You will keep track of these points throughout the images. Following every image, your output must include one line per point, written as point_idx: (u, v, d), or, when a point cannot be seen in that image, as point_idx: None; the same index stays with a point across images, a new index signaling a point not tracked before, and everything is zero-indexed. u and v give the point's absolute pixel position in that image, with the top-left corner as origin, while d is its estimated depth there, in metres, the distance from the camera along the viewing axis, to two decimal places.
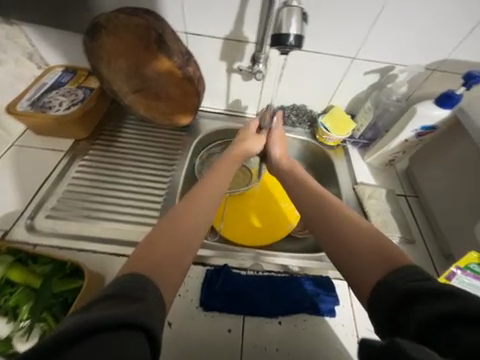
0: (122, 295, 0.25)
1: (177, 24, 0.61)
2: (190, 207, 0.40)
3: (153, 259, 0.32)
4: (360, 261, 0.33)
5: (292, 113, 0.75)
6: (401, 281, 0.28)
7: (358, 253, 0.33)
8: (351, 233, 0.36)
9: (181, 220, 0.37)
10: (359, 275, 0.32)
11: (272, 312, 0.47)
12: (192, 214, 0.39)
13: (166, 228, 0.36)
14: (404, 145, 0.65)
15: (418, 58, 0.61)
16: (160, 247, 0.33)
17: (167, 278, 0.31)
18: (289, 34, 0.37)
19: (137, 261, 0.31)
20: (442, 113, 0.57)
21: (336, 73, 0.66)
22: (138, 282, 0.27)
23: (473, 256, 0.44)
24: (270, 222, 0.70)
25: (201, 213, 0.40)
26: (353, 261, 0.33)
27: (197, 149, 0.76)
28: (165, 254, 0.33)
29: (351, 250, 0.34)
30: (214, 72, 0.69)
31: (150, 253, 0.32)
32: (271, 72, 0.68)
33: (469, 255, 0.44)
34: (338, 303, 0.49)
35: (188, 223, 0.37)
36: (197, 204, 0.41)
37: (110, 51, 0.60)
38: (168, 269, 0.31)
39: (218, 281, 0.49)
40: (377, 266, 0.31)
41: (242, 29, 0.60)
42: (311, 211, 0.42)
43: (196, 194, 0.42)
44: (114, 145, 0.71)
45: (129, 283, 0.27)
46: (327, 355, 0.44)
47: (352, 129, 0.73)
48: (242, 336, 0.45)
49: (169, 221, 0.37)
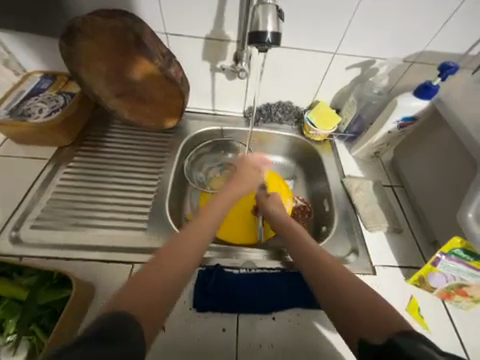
0: (113, 333, 0.25)
1: (157, 26, 0.60)
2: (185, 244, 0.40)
3: (144, 297, 0.31)
4: (349, 305, 0.32)
5: (278, 110, 0.75)
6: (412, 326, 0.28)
7: (352, 295, 0.33)
8: (344, 280, 0.35)
9: (174, 257, 0.37)
10: (349, 317, 0.31)
11: (265, 308, 0.47)
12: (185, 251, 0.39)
13: (159, 264, 0.36)
14: (388, 137, 0.66)
15: (397, 50, 0.63)
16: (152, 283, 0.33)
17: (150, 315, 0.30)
18: (266, 32, 0.37)
19: (123, 298, 0.31)
20: (422, 103, 0.58)
21: (318, 69, 0.67)
22: (124, 321, 0.27)
23: (457, 241, 0.45)
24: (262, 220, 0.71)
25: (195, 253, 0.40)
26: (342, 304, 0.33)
27: (185, 150, 0.75)
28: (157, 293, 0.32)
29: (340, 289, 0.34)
30: (198, 72, 0.69)
31: (144, 283, 0.33)
32: (254, 70, 0.68)
33: (454, 241, 0.45)
34: None
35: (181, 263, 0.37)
36: (192, 241, 0.41)
37: (88, 56, 0.59)
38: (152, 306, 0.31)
39: (210, 281, 0.49)
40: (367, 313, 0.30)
41: (222, 28, 0.60)
42: (305, 259, 0.41)
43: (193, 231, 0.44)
44: (99, 151, 0.70)
45: (112, 323, 0.26)
46: (320, 346, 0.45)
47: (337, 123, 0.74)
48: (236, 333, 0.45)
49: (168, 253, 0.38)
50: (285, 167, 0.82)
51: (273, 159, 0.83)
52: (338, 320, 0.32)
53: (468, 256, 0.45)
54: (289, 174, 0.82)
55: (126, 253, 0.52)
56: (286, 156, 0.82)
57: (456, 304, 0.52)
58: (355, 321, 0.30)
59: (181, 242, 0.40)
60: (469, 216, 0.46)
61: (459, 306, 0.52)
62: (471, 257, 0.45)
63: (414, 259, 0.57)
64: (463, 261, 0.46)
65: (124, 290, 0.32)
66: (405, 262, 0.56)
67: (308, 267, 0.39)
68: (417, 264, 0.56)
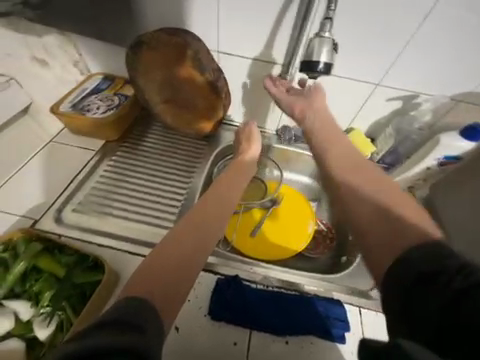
0: (128, 321, 0.26)
1: (212, 44, 0.66)
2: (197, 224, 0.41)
3: (158, 278, 0.34)
4: (377, 236, 0.32)
5: None
6: (397, 277, 0.28)
7: (379, 229, 0.33)
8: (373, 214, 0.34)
9: (182, 242, 0.38)
10: (373, 248, 0.32)
11: (279, 330, 0.46)
12: (197, 230, 0.41)
13: (172, 244, 0.38)
14: (425, 173, 0.64)
15: (444, 88, 0.62)
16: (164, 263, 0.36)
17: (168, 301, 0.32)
18: (318, 62, 0.40)
19: (138, 283, 0.33)
20: (466, 144, 0.57)
21: (359, 97, 0.68)
22: (140, 305, 0.29)
23: None
24: (282, 238, 0.70)
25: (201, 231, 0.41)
26: (367, 237, 0.33)
27: (217, 158, 0.78)
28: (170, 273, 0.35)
29: (371, 219, 0.34)
30: (241, 88, 0.73)
31: (158, 267, 0.35)
32: (294, 93, 0.71)
33: None
34: (348, 329, 0.48)
35: (192, 241, 0.39)
36: (201, 218, 0.43)
37: (148, 65, 0.66)
38: (171, 287, 0.33)
39: (228, 290, 0.49)
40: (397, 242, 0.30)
41: (271, 52, 0.64)
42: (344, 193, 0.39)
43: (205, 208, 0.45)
44: (140, 149, 0.76)
45: (129, 309, 0.28)
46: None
47: (371, 153, 0.73)
48: (247, 350, 0.44)
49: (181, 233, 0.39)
50: (311, 188, 0.84)
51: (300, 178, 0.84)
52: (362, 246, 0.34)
53: None
54: (314, 195, 0.83)
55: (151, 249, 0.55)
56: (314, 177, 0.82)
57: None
58: (381, 254, 0.31)
59: (189, 224, 0.41)
60: None
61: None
62: None
63: None
64: None
65: (137, 276, 0.34)
66: None
67: (345, 167, 0.41)
68: None
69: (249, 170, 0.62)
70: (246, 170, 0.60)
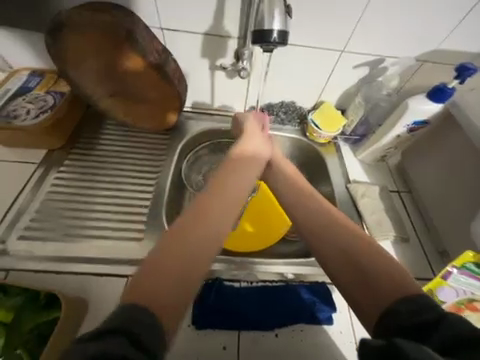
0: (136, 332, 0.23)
1: (152, 20, 0.56)
2: (203, 210, 0.33)
3: (170, 275, 0.28)
4: (360, 272, 0.30)
5: (281, 110, 0.72)
6: (400, 312, 0.26)
7: (359, 265, 0.31)
8: (338, 242, 0.33)
9: (191, 237, 0.30)
10: (357, 287, 0.30)
11: (267, 324, 0.45)
12: (207, 220, 0.33)
13: (172, 242, 0.30)
14: (396, 140, 0.63)
15: (409, 49, 0.59)
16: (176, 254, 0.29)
17: (179, 297, 0.27)
18: (271, 30, 0.34)
19: (141, 284, 0.27)
20: (434, 107, 0.55)
21: (325, 67, 0.63)
22: (143, 313, 0.24)
23: (469, 255, 0.43)
24: (263, 226, 0.68)
25: (224, 219, 0.34)
26: (338, 268, 0.32)
27: (183, 152, 0.71)
28: (184, 272, 0.28)
29: (344, 247, 0.32)
30: (196, 70, 0.65)
31: (161, 271, 0.28)
32: (256, 69, 0.64)
33: (465, 255, 0.43)
34: (335, 309, 0.48)
35: (204, 226, 0.32)
36: (213, 202, 0.35)
37: (77, 53, 0.55)
38: (183, 286, 0.28)
39: (209, 296, 0.46)
40: (384, 283, 0.29)
41: (222, 23, 0.55)
42: (305, 218, 0.37)
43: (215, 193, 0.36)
44: (92, 154, 0.66)
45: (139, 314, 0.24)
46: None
47: (343, 125, 0.70)
48: (237, 351, 0.43)
49: (189, 221, 0.32)
50: None
51: None
52: (344, 287, 0.31)
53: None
54: None
55: (121, 266, 0.49)
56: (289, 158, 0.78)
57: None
58: (368, 298, 0.29)
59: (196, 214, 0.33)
60: None
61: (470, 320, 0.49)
62: None
63: (422, 269, 0.55)
64: (474, 275, 0.44)
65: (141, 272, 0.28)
66: (413, 272, 0.54)
67: (296, 198, 0.41)
68: (425, 275, 0.54)
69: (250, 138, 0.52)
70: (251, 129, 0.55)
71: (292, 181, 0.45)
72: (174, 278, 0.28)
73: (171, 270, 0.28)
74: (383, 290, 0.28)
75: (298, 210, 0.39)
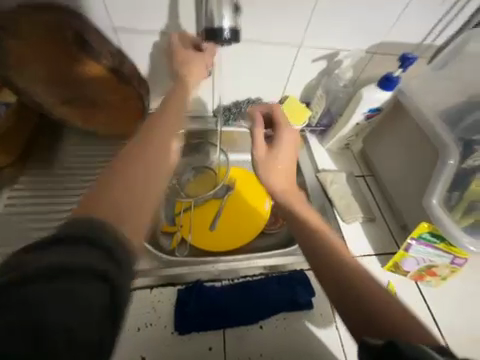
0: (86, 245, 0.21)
1: (102, 20, 0.53)
2: (151, 138, 0.30)
3: (118, 199, 0.25)
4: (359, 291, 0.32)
5: (248, 107, 0.73)
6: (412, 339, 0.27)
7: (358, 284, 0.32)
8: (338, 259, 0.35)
9: (144, 164, 0.28)
10: (356, 305, 0.31)
11: (251, 318, 0.46)
12: (155, 147, 0.29)
13: (117, 170, 0.27)
14: (357, 128, 0.67)
15: (359, 42, 0.63)
16: (132, 182, 0.26)
17: (135, 219, 0.25)
18: (222, 28, 0.34)
19: (88, 202, 0.24)
20: (385, 95, 0.59)
21: (285, 63, 0.66)
22: (94, 233, 0.22)
23: (424, 225, 0.48)
24: (241, 222, 0.70)
25: (172, 144, 0.31)
26: (337, 285, 0.33)
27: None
28: (136, 196, 0.26)
29: (341, 267, 0.34)
30: (157, 71, 0.63)
31: (107, 196, 0.25)
32: (219, 67, 0.64)
33: (421, 226, 0.48)
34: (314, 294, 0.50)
35: (155, 151, 0.29)
36: (161, 129, 0.32)
37: (18, 59, 0.50)
38: (138, 208, 0.26)
39: (191, 300, 0.46)
40: (385, 306, 0.30)
41: (178, 22, 0.54)
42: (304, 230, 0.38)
43: (159, 123, 0.33)
44: (51, 167, 0.62)
45: (90, 233, 0.22)
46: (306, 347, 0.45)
47: (308, 117, 0.73)
48: (224, 350, 0.43)
49: (132, 150, 0.29)
50: None
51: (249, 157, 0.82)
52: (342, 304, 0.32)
53: (435, 238, 0.48)
54: None
55: None
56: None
57: (428, 283, 0.55)
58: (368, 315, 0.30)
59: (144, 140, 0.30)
60: (433, 203, 0.48)
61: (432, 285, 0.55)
62: (438, 239, 0.48)
63: (388, 244, 0.60)
64: (431, 244, 0.49)
65: (88, 192, 0.25)
66: (381, 248, 0.59)
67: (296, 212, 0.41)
68: (391, 250, 0.59)
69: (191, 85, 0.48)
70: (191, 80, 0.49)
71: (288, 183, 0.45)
72: (125, 200, 0.25)
73: (118, 194, 0.25)
74: (384, 313, 0.30)
75: (294, 225, 0.40)
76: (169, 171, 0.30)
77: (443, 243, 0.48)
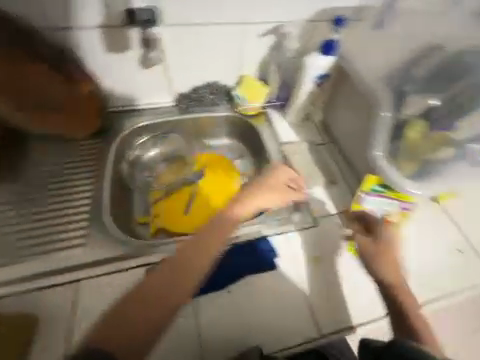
0: None
1: (46, 21, 0.56)
2: (160, 278, 0.43)
3: (123, 329, 0.39)
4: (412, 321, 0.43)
5: (207, 91, 0.75)
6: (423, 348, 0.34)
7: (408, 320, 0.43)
8: (408, 303, 0.45)
9: (147, 305, 0.41)
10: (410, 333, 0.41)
11: (217, 284, 0.52)
12: (154, 285, 0.42)
13: (136, 308, 0.40)
14: (310, 97, 0.69)
15: (300, 12, 0.65)
16: (165, 297, 0.41)
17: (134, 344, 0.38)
18: None
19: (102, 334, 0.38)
20: (327, 59, 0.61)
21: (233, 42, 0.67)
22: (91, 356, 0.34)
23: (373, 178, 0.51)
24: (213, 202, 0.73)
25: (190, 275, 0.43)
26: (393, 305, 0.46)
27: (119, 152, 0.71)
28: (139, 325, 0.39)
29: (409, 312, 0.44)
30: (108, 65, 0.65)
31: (111, 331, 0.38)
32: (169, 53, 0.66)
33: (370, 178, 0.51)
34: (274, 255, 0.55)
35: (170, 282, 0.42)
36: (182, 258, 0.44)
37: None
38: (136, 337, 0.39)
39: None
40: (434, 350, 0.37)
41: (117, 13, 0.57)
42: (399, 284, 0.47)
43: (184, 255, 0.45)
44: (16, 171, 0.63)
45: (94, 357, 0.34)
46: (282, 310, 0.51)
47: (267, 93, 0.75)
48: (193, 315, 0.49)
49: (152, 289, 0.42)
50: (233, 146, 0.81)
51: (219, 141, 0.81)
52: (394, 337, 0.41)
53: (384, 188, 0.52)
54: (237, 152, 0.80)
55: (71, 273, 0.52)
56: (228, 135, 0.80)
57: None
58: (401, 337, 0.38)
59: (149, 278, 0.43)
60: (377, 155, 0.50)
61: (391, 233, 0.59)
62: (388, 189, 0.51)
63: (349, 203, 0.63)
64: (382, 194, 0.52)
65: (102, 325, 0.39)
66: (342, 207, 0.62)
67: (397, 266, 0.48)
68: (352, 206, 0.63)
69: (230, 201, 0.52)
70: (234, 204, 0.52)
71: (397, 246, 0.52)
72: (122, 343, 0.38)
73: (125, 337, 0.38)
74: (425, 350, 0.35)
75: (394, 290, 0.46)
76: (167, 301, 0.41)
77: (392, 191, 0.51)
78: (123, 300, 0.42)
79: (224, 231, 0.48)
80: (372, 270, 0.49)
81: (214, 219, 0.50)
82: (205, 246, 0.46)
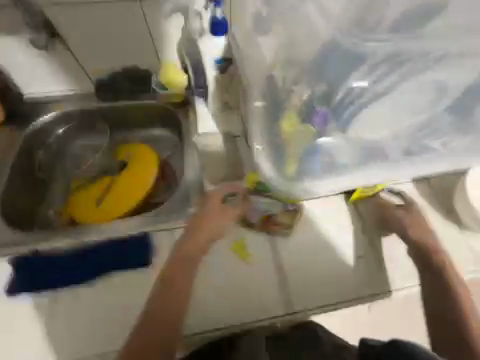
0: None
1: None
2: (159, 313, 0.45)
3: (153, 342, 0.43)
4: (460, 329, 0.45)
5: (125, 78, 0.72)
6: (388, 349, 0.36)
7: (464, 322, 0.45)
8: (456, 312, 0.46)
9: (158, 329, 0.44)
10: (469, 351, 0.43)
11: (81, 278, 0.51)
12: (162, 318, 0.45)
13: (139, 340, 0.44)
14: (222, 83, 0.63)
15: None
16: (165, 314, 0.45)
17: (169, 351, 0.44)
18: None
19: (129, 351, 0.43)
20: (219, 40, 0.57)
21: (135, 21, 0.62)
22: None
23: (251, 177, 0.56)
24: (123, 195, 0.68)
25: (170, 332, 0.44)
26: (434, 308, 0.48)
27: (27, 146, 0.70)
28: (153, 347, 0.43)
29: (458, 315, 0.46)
30: (10, 51, 0.64)
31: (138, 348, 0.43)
32: (67, 36, 0.62)
33: (250, 177, 0.56)
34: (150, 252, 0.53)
35: (165, 324, 0.44)
36: (161, 311, 0.45)
37: None
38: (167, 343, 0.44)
39: (24, 267, 0.51)
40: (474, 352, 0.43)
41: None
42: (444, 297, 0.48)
43: (155, 305, 0.46)
44: None
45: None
46: (266, 302, 0.50)
47: (186, 79, 0.71)
48: (48, 312, 0.49)
49: (153, 319, 0.45)
50: (163, 137, 0.80)
51: (150, 131, 0.80)
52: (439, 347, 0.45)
53: (264, 187, 0.54)
54: (166, 144, 0.80)
55: None
56: (158, 125, 0.79)
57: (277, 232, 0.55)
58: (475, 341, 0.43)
59: (143, 318, 0.45)
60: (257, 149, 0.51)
61: (279, 234, 0.55)
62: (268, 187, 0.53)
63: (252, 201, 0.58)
64: (264, 193, 0.54)
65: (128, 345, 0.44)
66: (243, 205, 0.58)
67: (434, 286, 0.49)
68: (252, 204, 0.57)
69: (212, 229, 0.53)
70: (216, 222, 0.53)
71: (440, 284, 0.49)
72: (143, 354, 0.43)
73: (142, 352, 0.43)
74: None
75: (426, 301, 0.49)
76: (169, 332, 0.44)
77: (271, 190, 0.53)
78: (154, 315, 0.45)
79: (192, 267, 0.49)
80: (433, 266, 0.50)
81: (190, 242, 0.51)
82: (187, 273, 0.48)
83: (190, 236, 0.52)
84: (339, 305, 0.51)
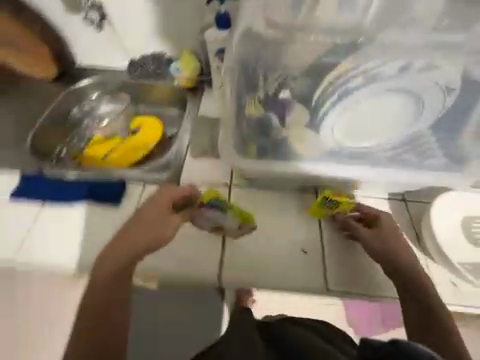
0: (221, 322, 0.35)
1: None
2: (102, 296, 0.48)
3: (104, 330, 0.46)
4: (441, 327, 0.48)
5: (151, 60, 0.87)
6: None
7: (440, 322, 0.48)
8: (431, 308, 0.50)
9: (102, 312, 0.47)
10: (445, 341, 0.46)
11: (68, 199, 0.65)
12: (104, 301, 0.47)
13: (89, 325, 0.46)
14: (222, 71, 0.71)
15: None
16: (110, 297, 0.48)
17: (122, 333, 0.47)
18: None
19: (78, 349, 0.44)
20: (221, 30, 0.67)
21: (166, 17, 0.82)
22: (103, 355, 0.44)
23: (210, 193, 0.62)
24: (126, 155, 0.79)
25: (118, 306, 0.48)
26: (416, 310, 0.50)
27: (64, 105, 0.86)
28: (105, 329, 0.46)
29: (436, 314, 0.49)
30: (74, 27, 0.85)
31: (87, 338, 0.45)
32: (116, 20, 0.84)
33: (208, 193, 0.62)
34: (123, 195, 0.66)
35: (112, 305, 0.47)
36: (102, 293, 0.48)
37: None
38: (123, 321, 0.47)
39: (31, 181, 0.67)
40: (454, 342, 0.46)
41: None
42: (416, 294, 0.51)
43: (95, 290, 0.48)
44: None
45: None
46: (264, 264, 0.58)
47: (197, 67, 0.83)
48: (38, 216, 0.63)
49: (95, 309, 0.47)
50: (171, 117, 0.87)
51: (164, 110, 0.88)
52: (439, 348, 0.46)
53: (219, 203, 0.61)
54: (173, 123, 0.86)
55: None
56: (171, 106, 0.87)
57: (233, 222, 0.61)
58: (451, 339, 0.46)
59: (85, 303, 0.47)
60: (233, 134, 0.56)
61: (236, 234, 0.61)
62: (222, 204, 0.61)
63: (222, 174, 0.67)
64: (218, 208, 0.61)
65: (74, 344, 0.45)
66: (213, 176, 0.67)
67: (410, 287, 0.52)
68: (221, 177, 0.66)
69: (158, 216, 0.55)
70: (159, 209, 0.55)
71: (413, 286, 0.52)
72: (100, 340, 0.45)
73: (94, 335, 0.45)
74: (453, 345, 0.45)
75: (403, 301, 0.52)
76: (118, 306, 0.48)
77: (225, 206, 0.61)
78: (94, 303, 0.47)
79: (128, 249, 0.51)
80: (404, 265, 0.54)
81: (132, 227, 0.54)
82: (124, 253, 0.51)
83: (130, 223, 0.54)
84: (329, 292, 0.56)
